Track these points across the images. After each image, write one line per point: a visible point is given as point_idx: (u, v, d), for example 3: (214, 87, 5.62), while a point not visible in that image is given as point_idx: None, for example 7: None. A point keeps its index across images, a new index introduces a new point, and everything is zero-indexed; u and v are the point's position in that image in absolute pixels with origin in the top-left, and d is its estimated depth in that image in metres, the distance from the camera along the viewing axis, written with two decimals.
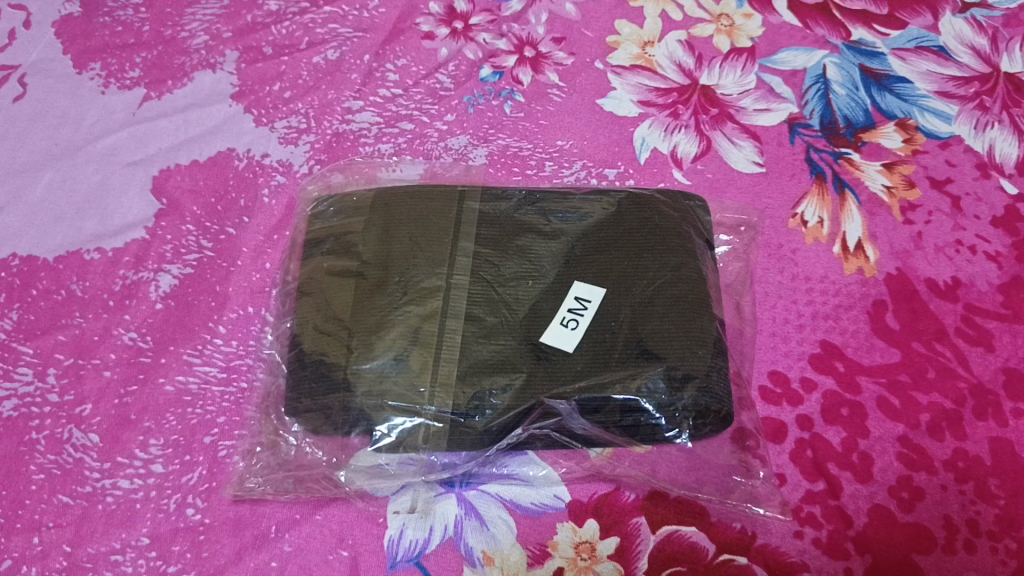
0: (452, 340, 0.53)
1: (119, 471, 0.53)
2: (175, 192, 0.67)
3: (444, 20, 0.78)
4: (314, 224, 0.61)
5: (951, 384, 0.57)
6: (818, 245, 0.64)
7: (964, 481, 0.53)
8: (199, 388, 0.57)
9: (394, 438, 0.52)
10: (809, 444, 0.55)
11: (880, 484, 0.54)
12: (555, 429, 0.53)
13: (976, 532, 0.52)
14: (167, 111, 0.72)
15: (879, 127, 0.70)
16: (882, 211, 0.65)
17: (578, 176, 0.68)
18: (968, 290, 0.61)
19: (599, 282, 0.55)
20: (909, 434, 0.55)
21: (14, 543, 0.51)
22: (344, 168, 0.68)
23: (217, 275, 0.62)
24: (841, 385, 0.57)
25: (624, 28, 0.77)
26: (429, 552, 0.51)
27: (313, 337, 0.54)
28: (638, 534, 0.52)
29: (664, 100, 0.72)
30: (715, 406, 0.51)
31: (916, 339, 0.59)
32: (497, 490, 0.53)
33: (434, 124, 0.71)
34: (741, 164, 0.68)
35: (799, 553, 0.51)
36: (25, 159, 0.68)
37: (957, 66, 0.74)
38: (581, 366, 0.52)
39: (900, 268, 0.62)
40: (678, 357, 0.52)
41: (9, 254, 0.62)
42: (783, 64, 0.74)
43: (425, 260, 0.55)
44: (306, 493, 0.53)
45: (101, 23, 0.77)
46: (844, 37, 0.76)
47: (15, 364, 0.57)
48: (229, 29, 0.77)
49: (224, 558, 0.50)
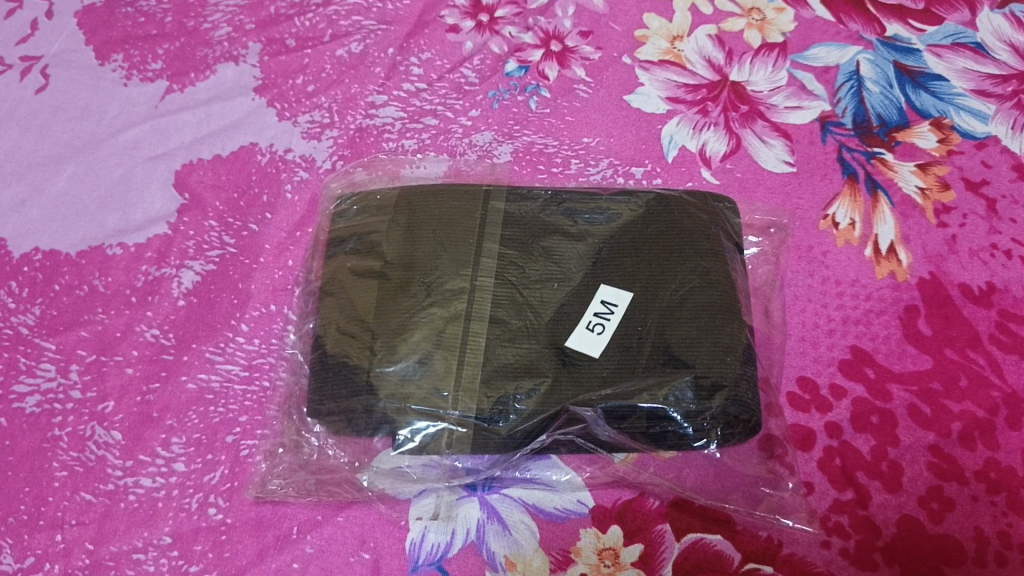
0: (475, 344, 0.52)
1: (142, 469, 0.53)
2: (198, 187, 0.66)
3: (470, 12, 0.77)
4: (337, 222, 0.61)
5: (984, 393, 0.56)
6: (849, 247, 0.62)
7: (997, 492, 0.52)
8: (221, 386, 0.57)
9: (418, 442, 0.52)
10: (838, 452, 0.54)
11: (909, 494, 0.53)
12: (579, 434, 0.52)
13: (1008, 544, 0.51)
14: (190, 104, 0.71)
15: (914, 127, 0.68)
16: (916, 214, 0.64)
17: (605, 175, 0.67)
18: (1003, 296, 0.60)
19: (626, 286, 0.54)
20: (940, 443, 0.54)
21: (37, 540, 0.51)
22: (368, 164, 0.68)
23: (240, 272, 0.62)
24: (871, 392, 0.56)
25: (653, 22, 0.76)
26: (451, 556, 0.51)
27: (336, 338, 0.54)
28: (662, 541, 0.51)
29: (692, 97, 0.70)
30: (744, 415, 0.51)
31: (949, 345, 0.58)
32: (520, 494, 0.53)
33: (458, 119, 0.70)
34: (772, 163, 0.67)
35: (825, 563, 0.50)
36: (48, 151, 0.68)
37: (995, 64, 0.72)
38: (607, 372, 0.51)
39: (934, 272, 0.61)
40: (707, 365, 0.51)
41: (31, 248, 0.62)
42: (816, 60, 0.73)
43: (450, 261, 0.55)
44: (328, 495, 0.53)
45: (124, 13, 0.76)
46: (878, 32, 0.74)
47: (38, 361, 0.57)
48: (252, 20, 0.77)
49: (245, 558, 0.51)
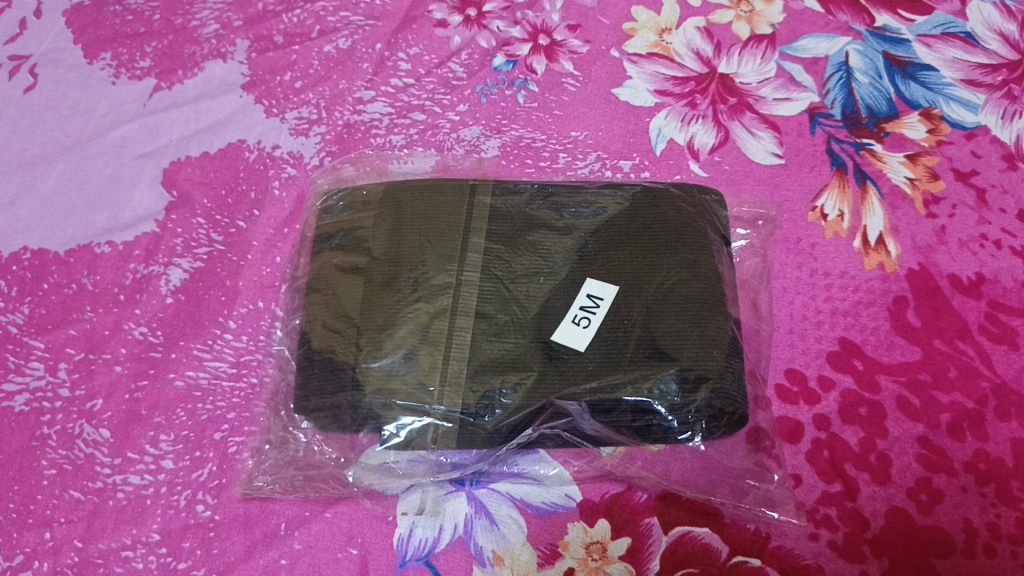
0: (461, 339, 0.52)
1: (130, 466, 0.54)
2: (186, 185, 0.66)
3: (458, 7, 0.76)
4: (323, 218, 0.61)
5: (973, 384, 0.56)
6: (838, 239, 0.62)
7: (986, 483, 0.52)
8: (209, 384, 0.57)
9: (403, 438, 0.52)
10: (826, 445, 0.54)
11: (897, 486, 0.52)
12: (565, 429, 0.52)
13: (997, 536, 0.51)
14: (178, 102, 0.71)
15: (903, 117, 0.68)
16: (905, 205, 0.63)
17: (593, 168, 0.66)
18: (993, 287, 0.60)
19: (612, 279, 0.54)
20: (929, 435, 0.54)
21: (26, 538, 0.51)
22: (355, 160, 0.67)
23: (228, 269, 0.62)
24: (860, 384, 0.56)
25: (642, 15, 0.75)
26: (439, 551, 0.51)
27: (322, 334, 0.54)
28: (649, 535, 0.51)
29: (681, 90, 0.70)
30: (730, 408, 0.51)
31: (938, 337, 0.58)
32: (508, 489, 0.53)
33: (446, 114, 0.70)
34: (760, 155, 0.66)
35: (814, 556, 0.50)
36: (36, 150, 0.68)
37: (985, 54, 0.71)
38: (592, 366, 0.51)
39: (923, 264, 0.61)
40: (692, 358, 0.51)
41: (19, 248, 0.62)
42: (805, 51, 0.72)
43: (436, 256, 0.55)
44: (315, 492, 0.53)
45: (112, 11, 0.76)
46: (868, 23, 0.73)
47: (27, 359, 0.57)
48: (240, 17, 0.76)
49: (233, 555, 0.51)
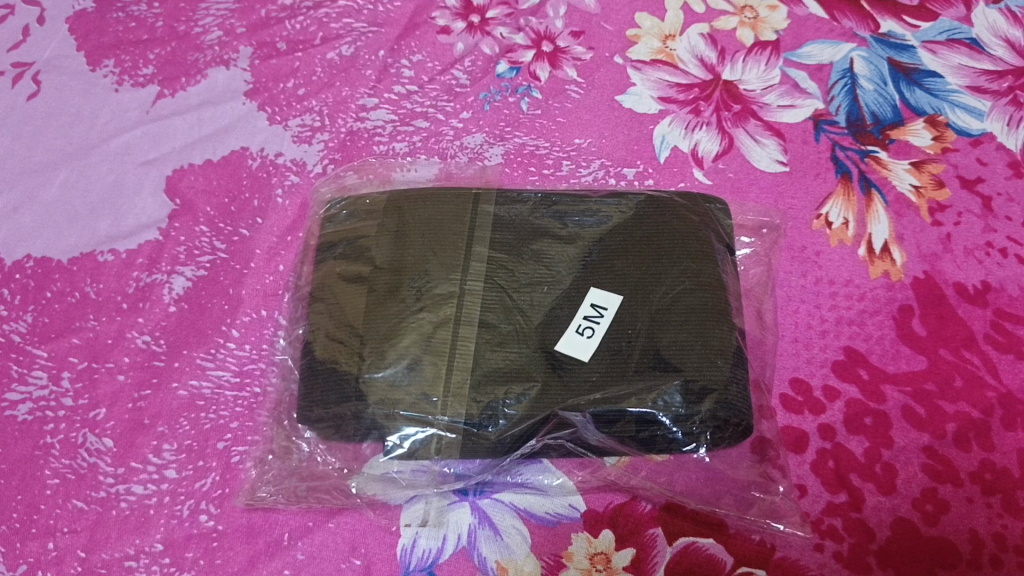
0: (465, 349, 0.52)
1: (133, 476, 0.53)
2: (189, 193, 0.66)
3: (461, 14, 0.76)
4: (326, 227, 0.61)
5: (979, 394, 0.55)
6: (843, 247, 0.62)
7: (992, 494, 0.52)
8: (212, 393, 0.57)
9: (407, 448, 0.51)
10: (831, 454, 0.54)
11: (903, 496, 0.52)
12: (569, 439, 0.52)
13: (1002, 546, 0.50)
14: (181, 109, 0.71)
15: (908, 124, 0.67)
16: (910, 212, 0.63)
17: (596, 176, 0.66)
18: (999, 295, 0.59)
19: (616, 289, 0.53)
20: (934, 445, 0.54)
21: (29, 548, 0.51)
22: (358, 168, 0.67)
23: (231, 278, 0.62)
24: (865, 394, 0.56)
25: (646, 21, 0.75)
26: (442, 562, 0.51)
27: (325, 344, 0.54)
28: (654, 545, 0.51)
29: (685, 97, 0.70)
30: (734, 419, 0.51)
31: (943, 345, 0.57)
32: (511, 499, 0.53)
33: (449, 121, 0.70)
34: (765, 162, 0.66)
35: (818, 567, 0.50)
36: (40, 158, 0.68)
37: (991, 60, 0.71)
38: (596, 376, 0.51)
39: (929, 272, 0.60)
40: (696, 369, 0.51)
41: (22, 255, 0.62)
42: (809, 58, 0.72)
43: (440, 266, 0.54)
44: (318, 502, 0.53)
45: (116, 18, 0.76)
46: (872, 29, 0.73)
47: (30, 368, 0.57)
48: (243, 24, 0.76)
49: (237, 565, 0.51)
